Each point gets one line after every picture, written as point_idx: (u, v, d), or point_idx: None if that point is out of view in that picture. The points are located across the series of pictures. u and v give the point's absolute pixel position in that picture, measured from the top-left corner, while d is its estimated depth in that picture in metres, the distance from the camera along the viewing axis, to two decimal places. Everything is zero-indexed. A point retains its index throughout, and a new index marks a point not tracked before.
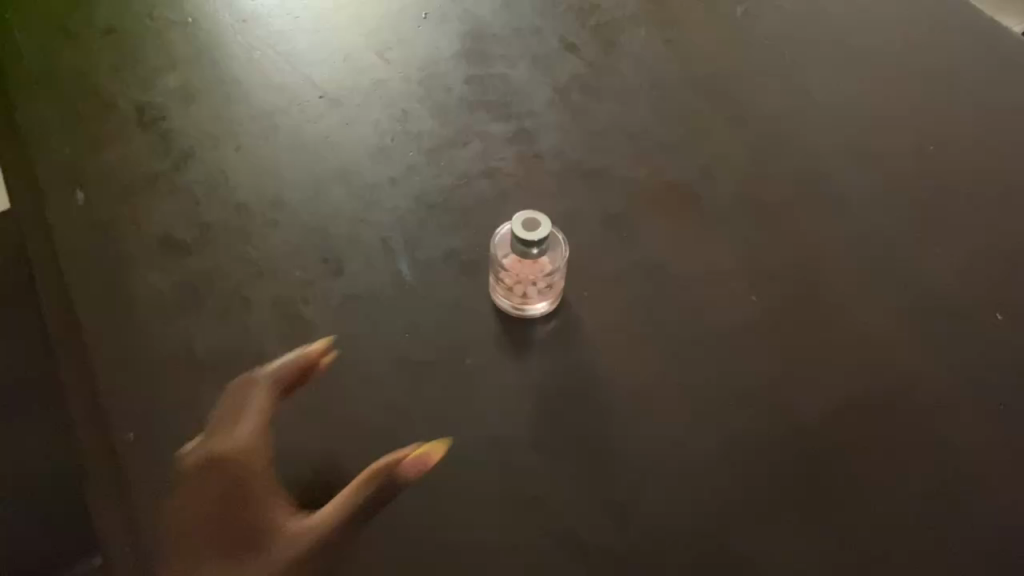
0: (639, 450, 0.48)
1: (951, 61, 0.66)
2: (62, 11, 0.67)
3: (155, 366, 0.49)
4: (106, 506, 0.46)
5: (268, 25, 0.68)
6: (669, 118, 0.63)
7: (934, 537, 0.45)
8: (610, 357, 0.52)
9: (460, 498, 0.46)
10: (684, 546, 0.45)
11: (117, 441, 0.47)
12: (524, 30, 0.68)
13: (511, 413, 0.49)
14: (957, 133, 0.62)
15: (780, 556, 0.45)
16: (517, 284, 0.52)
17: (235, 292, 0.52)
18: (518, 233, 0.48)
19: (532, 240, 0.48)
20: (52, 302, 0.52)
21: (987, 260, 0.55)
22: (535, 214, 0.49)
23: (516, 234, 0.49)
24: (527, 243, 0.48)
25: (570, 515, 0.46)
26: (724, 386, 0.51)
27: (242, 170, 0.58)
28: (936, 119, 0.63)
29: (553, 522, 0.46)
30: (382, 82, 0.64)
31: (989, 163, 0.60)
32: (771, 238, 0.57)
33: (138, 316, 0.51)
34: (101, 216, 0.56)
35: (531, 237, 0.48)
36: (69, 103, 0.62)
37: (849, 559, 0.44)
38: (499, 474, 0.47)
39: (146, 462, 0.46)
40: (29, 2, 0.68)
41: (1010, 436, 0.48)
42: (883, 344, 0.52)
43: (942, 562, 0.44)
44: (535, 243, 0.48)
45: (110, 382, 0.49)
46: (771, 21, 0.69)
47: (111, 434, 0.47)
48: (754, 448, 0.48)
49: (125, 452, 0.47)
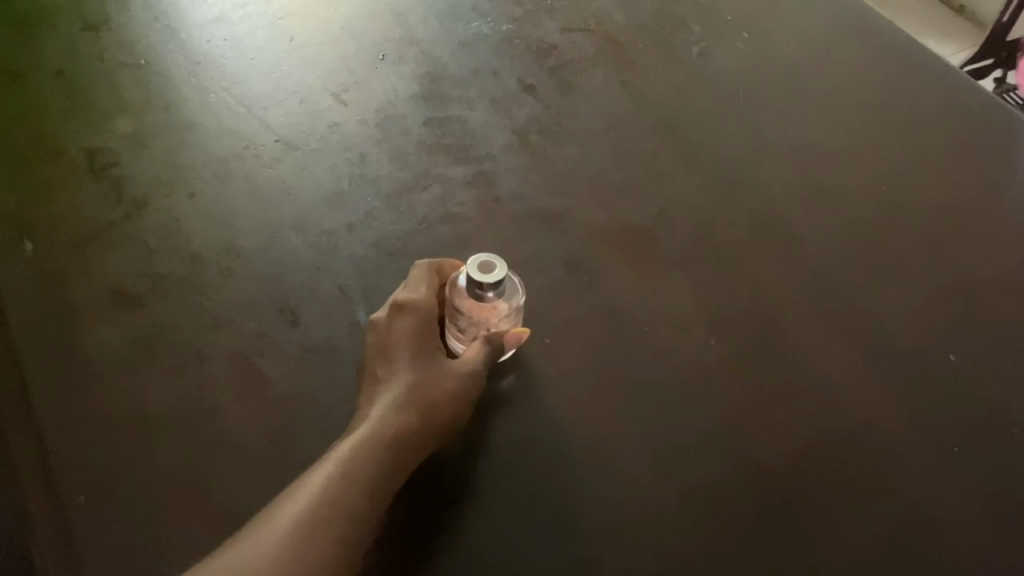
0: (602, 501, 0.47)
1: (900, 100, 0.68)
2: (9, 54, 0.66)
3: (106, 426, 0.48)
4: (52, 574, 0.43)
5: (223, 67, 0.67)
6: (626, 161, 0.64)
7: None
8: (573, 406, 0.51)
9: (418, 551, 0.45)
10: None
11: (66, 505, 0.45)
12: (482, 72, 0.68)
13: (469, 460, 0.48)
14: (907, 175, 0.63)
15: None
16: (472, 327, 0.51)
17: (189, 345, 0.51)
18: (472, 275, 0.47)
19: (487, 283, 0.46)
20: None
21: (939, 302, 0.56)
22: (492, 257, 0.48)
23: (471, 277, 0.47)
24: (482, 286, 0.47)
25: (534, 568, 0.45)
26: (686, 433, 0.50)
27: (196, 217, 0.57)
28: (887, 159, 0.64)
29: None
30: (339, 125, 0.64)
31: (939, 202, 0.61)
32: (729, 279, 0.57)
33: (89, 373, 0.50)
34: (50, 267, 0.54)
35: (486, 280, 0.46)
36: (15, 149, 0.60)
37: None
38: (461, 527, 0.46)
39: (97, 528, 0.44)
40: None
41: (966, 479, 0.49)
42: (842, 388, 0.52)
43: None
44: (490, 287, 0.47)
45: (58, 443, 0.47)
46: (726, 59, 0.71)
47: (60, 498, 0.45)
48: (717, 494, 0.48)
49: (75, 516, 0.45)
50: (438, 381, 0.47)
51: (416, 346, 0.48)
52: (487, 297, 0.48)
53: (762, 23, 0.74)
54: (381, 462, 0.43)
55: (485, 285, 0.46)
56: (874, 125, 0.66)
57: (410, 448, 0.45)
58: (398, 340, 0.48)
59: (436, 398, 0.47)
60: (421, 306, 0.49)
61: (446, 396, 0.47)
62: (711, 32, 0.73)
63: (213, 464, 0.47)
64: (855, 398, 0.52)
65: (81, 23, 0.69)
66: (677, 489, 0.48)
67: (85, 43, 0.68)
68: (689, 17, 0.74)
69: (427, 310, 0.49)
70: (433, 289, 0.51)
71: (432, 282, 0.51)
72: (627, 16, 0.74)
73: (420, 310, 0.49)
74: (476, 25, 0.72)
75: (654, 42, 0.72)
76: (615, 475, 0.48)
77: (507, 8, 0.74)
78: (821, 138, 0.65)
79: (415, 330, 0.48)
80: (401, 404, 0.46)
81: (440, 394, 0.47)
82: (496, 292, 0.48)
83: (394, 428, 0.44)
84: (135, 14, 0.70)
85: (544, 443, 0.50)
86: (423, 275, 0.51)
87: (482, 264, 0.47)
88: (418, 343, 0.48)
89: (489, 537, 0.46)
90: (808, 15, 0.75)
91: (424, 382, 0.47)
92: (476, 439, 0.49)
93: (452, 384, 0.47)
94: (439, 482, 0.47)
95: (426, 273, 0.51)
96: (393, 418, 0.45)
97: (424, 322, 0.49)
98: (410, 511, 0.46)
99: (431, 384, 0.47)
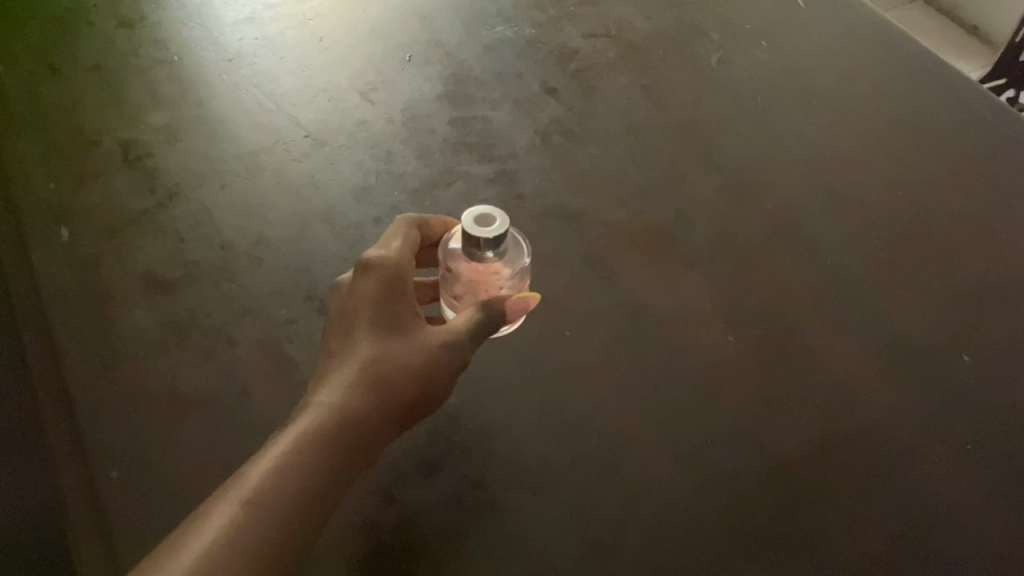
0: (620, 491, 0.49)
1: (916, 109, 0.69)
2: (46, 48, 0.68)
3: (138, 404, 0.49)
4: (87, 547, 0.44)
5: (254, 66, 0.69)
6: (646, 162, 0.65)
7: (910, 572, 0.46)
8: (592, 398, 0.53)
9: (443, 532, 0.47)
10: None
11: (100, 481, 0.46)
12: (506, 74, 0.70)
13: (486, 450, 0.50)
14: (923, 181, 0.64)
15: None
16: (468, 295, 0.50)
17: (220, 330, 0.52)
18: (471, 232, 0.45)
19: (486, 239, 0.45)
20: (34, 337, 0.52)
21: (953, 304, 0.57)
22: (492, 215, 0.46)
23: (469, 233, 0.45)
24: (480, 242, 0.45)
25: (553, 552, 0.46)
26: (704, 425, 0.52)
27: (227, 208, 0.59)
28: (902, 166, 0.65)
29: (535, 559, 0.46)
30: (366, 123, 0.65)
31: (954, 208, 0.62)
32: (747, 279, 0.58)
33: (123, 354, 0.51)
34: (86, 252, 0.56)
35: (485, 236, 0.45)
36: (52, 138, 0.62)
37: None
38: (483, 511, 0.48)
39: (130, 502, 0.45)
40: (18, 39, 0.69)
41: (979, 476, 0.49)
42: (856, 385, 0.53)
43: None
44: (489, 243, 0.45)
45: (92, 420, 0.48)
46: (744, 67, 0.72)
47: (94, 474, 0.46)
48: (733, 484, 0.49)
49: (108, 491, 0.46)
50: (406, 357, 0.44)
51: (382, 312, 0.45)
52: (487, 256, 0.46)
53: (780, 32, 0.75)
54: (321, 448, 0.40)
55: (484, 241, 0.45)
56: (890, 133, 0.67)
57: (362, 427, 0.42)
58: (362, 305, 0.45)
59: (393, 372, 0.43)
60: (388, 267, 0.46)
61: (415, 374, 0.44)
62: (730, 41, 0.74)
63: (243, 444, 0.47)
64: (870, 396, 0.53)
65: (117, 21, 0.71)
66: (694, 480, 0.49)
67: (120, 40, 0.70)
68: (708, 26, 0.76)
69: (398, 270, 0.46)
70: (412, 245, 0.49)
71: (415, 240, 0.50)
72: (648, 24, 0.76)
73: (386, 271, 0.46)
74: (501, 30, 0.74)
75: (674, 50, 0.73)
76: (632, 466, 0.50)
77: (530, 14, 0.76)
78: (838, 144, 0.66)
79: (381, 292, 0.45)
80: (361, 381, 0.42)
81: (402, 367, 0.44)
82: (495, 250, 0.46)
83: (352, 409, 0.42)
84: (169, 14, 0.73)
85: (564, 435, 0.51)
86: (398, 233, 0.49)
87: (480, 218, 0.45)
88: (381, 308, 0.45)
89: (512, 520, 0.47)
90: (825, 25, 0.76)
91: (390, 358, 0.44)
92: (499, 429, 0.51)
93: (421, 362, 0.44)
94: (463, 470, 0.50)
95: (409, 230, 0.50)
96: (353, 397, 0.42)
97: (396, 285, 0.46)
98: (433, 493, 0.48)
99: (398, 360, 0.44)
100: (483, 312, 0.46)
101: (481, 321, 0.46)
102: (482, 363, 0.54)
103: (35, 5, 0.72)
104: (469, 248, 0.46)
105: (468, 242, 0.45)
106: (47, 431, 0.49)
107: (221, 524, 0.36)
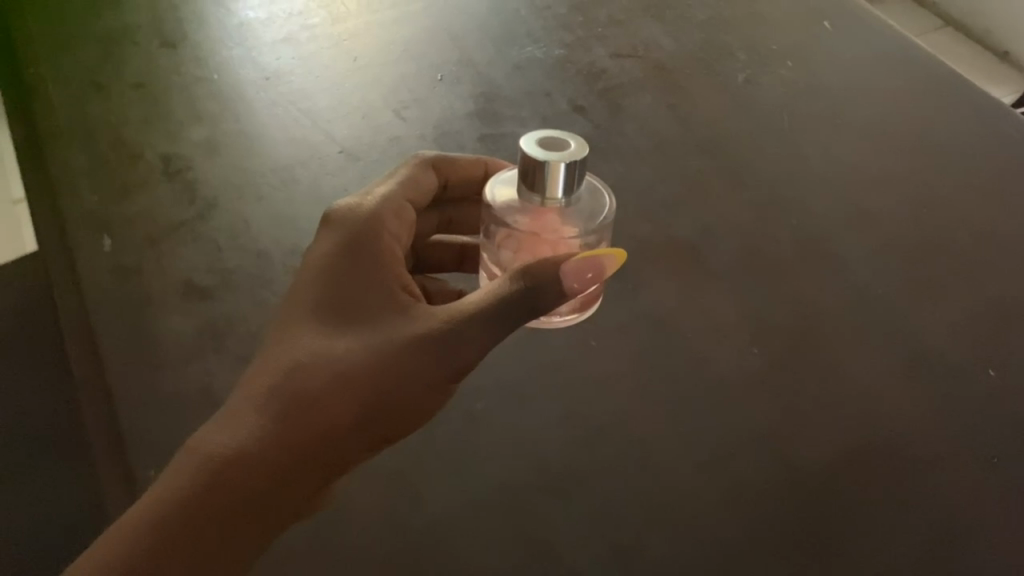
0: (646, 497, 0.49)
1: (942, 128, 0.69)
2: (92, 65, 0.71)
3: (176, 404, 0.50)
4: None
5: (291, 83, 0.71)
6: (672, 178, 0.66)
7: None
8: (618, 406, 0.54)
9: (473, 533, 0.48)
10: None
11: (139, 478, 0.48)
12: (535, 93, 0.71)
13: (515, 451, 0.52)
14: (951, 198, 0.64)
15: None
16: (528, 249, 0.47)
17: (256, 335, 0.54)
18: (540, 158, 0.43)
19: (556, 165, 0.43)
20: (77, 339, 0.54)
21: (981, 320, 0.57)
22: (561, 145, 0.44)
23: (537, 160, 0.43)
24: (550, 168, 0.43)
25: (577, 555, 0.47)
26: (730, 435, 0.52)
27: (265, 219, 0.61)
28: (930, 183, 0.65)
29: (562, 561, 0.47)
30: (399, 139, 0.67)
31: (981, 225, 0.63)
32: (772, 293, 0.59)
33: (161, 356, 0.53)
34: (128, 260, 0.58)
35: (555, 163, 0.43)
36: (98, 151, 0.64)
37: None
38: (510, 513, 0.49)
39: None
40: (66, 57, 0.71)
41: (1007, 488, 0.49)
42: (881, 397, 0.54)
43: None
44: (559, 170, 0.43)
45: (129, 420, 0.50)
46: (769, 86, 0.73)
47: (133, 471, 0.48)
48: (759, 489, 0.50)
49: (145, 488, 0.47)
50: (349, 358, 0.43)
51: (345, 288, 0.45)
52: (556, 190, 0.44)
53: (804, 53, 0.76)
54: (244, 443, 0.41)
55: (554, 164, 0.43)
56: (916, 151, 0.68)
57: (302, 417, 0.42)
58: (317, 276, 0.45)
59: (343, 362, 0.43)
60: (346, 237, 0.47)
61: (357, 379, 0.42)
62: (755, 60, 0.76)
63: None
64: (896, 409, 0.53)
65: (159, 41, 0.74)
66: (720, 490, 0.50)
67: (162, 58, 0.72)
68: (734, 47, 0.77)
69: (366, 238, 0.47)
70: (403, 199, 0.51)
71: (422, 185, 0.53)
72: (675, 43, 0.77)
73: (346, 243, 0.46)
74: (530, 49, 0.76)
75: (701, 70, 0.75)
76: (656, 473, 0.50)
77: (559, 35, 0.77)
78: (864, 161, 0.67)
79: (342, 263, 0.46)
80: (287, 388, 0.42)
81: (355, 352, 0.43)
82: (565, 180, 0.44)
83: (271, 421, 0.41)
84: (209, 34, 0.75)
85: (590, 442, 0.52)
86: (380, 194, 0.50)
87: (545, 142, 0.44)
88: (340, 284, 0.45)
89: (538, 522, 0.48)
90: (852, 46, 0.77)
91: (328, 359, 0.43)
92: (527, 433, 0.52)
93: (385, 350, 0.43)
94: (493, 472, 0.51)
95: (411, 175, 0.53)
96: (287, 390, 0.42)
97: (360, 255, 0.46)
98: (463, 493, 0.50)
99: (337, 361, 0.43)
100: (498, 291, 0.43)
101: (478, 310, 0.43)
102: (510, 372, 0.56)
103: (81, 25, 0.75)
104: (533, 177, 0.44)
105: (537, 173, 0.44)
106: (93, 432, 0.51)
107: (128, 521, 0.39)
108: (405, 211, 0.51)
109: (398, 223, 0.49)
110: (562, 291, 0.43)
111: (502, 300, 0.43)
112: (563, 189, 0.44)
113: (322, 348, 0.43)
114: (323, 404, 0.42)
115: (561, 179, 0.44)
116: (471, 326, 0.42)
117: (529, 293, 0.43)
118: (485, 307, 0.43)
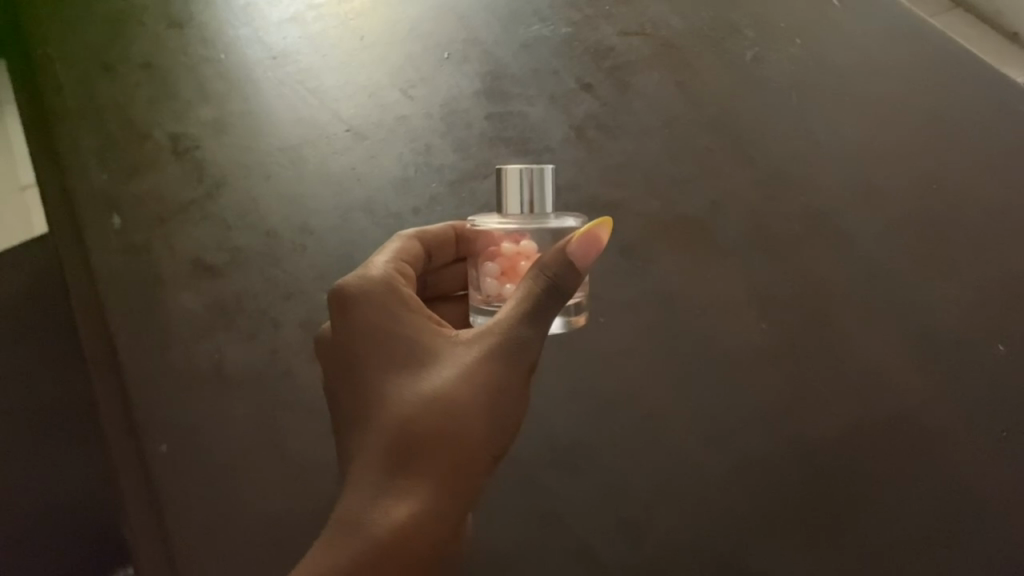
0: (659, 465, 0.60)
1: (981, 97, 0.62)
2: (92, 37, 0.67)
3: (207, 376, 0.62)
4: (185, 492, 0.61)
5: (298, 63, 0.66)
6: (683, 156, 0.63)
7: (924, 537, 0.58)
8: (632, 381, 0.60)
9: (543, 495, 0.60)
10: (708, 540, 0.59)
11: (160, 452, 0.61)
12: (543, 71, 0.65)
13: (572, 429, 0.60)
14: (973, 166, 0.62)
15: (785, 552, 0.58)
16: (511, 260, 0.47)
17: (268, 313, 0.62)
18: (516, 167, 0.46)
19: (536, 170, 0.46)
20: (105, 319, 0.62)
21: (990, 296, 0.60)
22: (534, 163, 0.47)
23: (515, 171, 0.46)
24: (528, 176, 0.46)
25: (621, 516, 0.59)
26: (695, 408, 0.60)
27: (274, 200, 0.64)
28: (957, 149, 0.62)
29: (615, 520, 0.60)
30: (404, 118, 0.65)
31: (1004, 196, 0.61)
32: (779, 269, 0.61)
33: (176, 335, 0.62)
34: (138, 239, 0.63)
35: (535, 168, 0.46)
36: (108, 131, 0.65)
37: (842, 549, 0.58)
38: (566, 479, 0.60)
39: (235, 449, 0.61)
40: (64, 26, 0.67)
41: (1008, 461, 0.58)
42: (873, 368, 0.60)
43: (921, 551, 0.58)
44: (539, 175, 0.46)
45: (158, 397, 0.61)
46: (801, 65, 0.64)
47: (156, 445, 0.61)
48: (773, 465, 0.59)
49: (177, 454, 0.61)
50: (435, 391, 0.42)
51: (393, 347, 0.44)
52: (535, 196, 0.46)
53: (846, 19, 0.64)
54: (394, 514, 0.40)
55: (530, 169, 0.46)
56: (957, 117, 0.62)
57: (427, 462, 0.41)
58: (369, 342, 0.44)
59: (435, 403, 0.42)
60: (369, 301, 0.45)
61: (458, 408, 0.42)
62: (777, 29, 0.64)
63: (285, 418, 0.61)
64: (889, 389, 0.59)
65: None
66: (727, 466, 0.59)
67: (159, 31, 0.67)
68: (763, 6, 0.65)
69: (383, 298, 0.46)
70: (402, 258, 0.51)
71: (413, 253, 0.52)
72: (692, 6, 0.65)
73: (372, 308, 0.45)
74: (535, 28, 0.66)
75: (727, 37, 0.64)
76: (676, 448, 0.60)
77: None
78: (891, 136, 0.62)
79: (374, 327, 0.45)
80: (400, 445, 0.41)
81: (438, 392, 0.42)
82: (545, 187, 0.46)
83: (406, 478, 0.41)
84: None
85: (603, 418, 0.60)
86: (378, 258, 0.49)
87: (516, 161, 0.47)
88: (391, 345, 0.44)
89: (554, 499, 0.60)
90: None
91: (419, 401, 0.42)
92: (566, 407, 0.60)
93: (467, 377, 0.42)
94: (553, 449, 0.60)
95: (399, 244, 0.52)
96: (402, 447, 0.41)
97: (390, 309, 0.45)
98: (531, 464, 0.60)
99: (425, 396, 0.42)
100: (534, 290, 0.43)
101: (529, 310, 0.43)
102: None
103: None
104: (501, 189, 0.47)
105: (514, 181, 0.46)
106: (133, 411, 0.61)
107: None
108: (406, 268, 0.50)
109: (402, 276, 0.49)
110: (580, 270, 0.43)
111: (543, 296, 0.43)
112: (526, 193, 0.46)
113: (405, 400, 0.42)
114: (439, 441, 0.41)
115: (543, 185, 0.46)
116: (531, 323, 0.43)
117: (560, 281, 0.43)
118: (532, 305, 0.43)
